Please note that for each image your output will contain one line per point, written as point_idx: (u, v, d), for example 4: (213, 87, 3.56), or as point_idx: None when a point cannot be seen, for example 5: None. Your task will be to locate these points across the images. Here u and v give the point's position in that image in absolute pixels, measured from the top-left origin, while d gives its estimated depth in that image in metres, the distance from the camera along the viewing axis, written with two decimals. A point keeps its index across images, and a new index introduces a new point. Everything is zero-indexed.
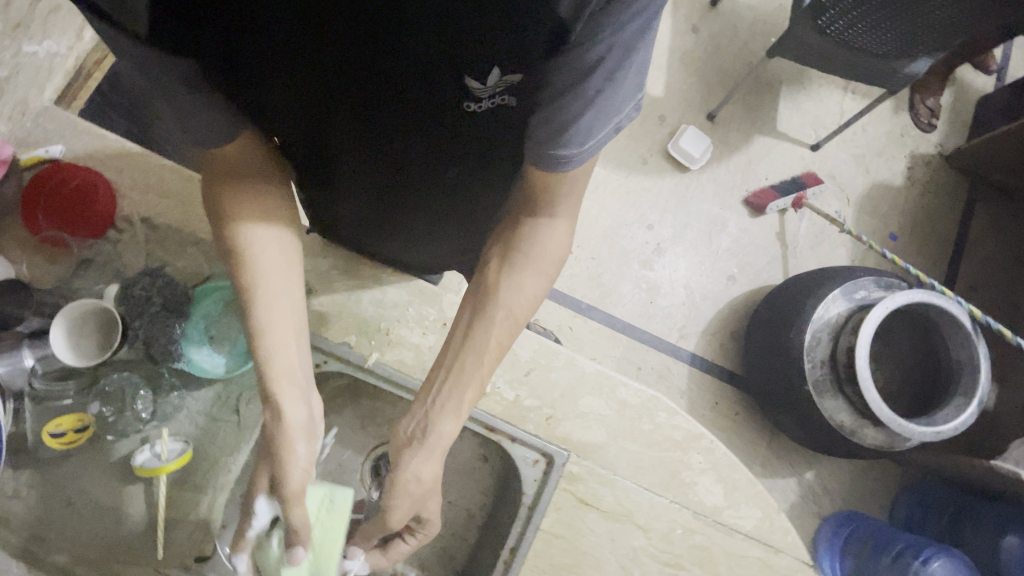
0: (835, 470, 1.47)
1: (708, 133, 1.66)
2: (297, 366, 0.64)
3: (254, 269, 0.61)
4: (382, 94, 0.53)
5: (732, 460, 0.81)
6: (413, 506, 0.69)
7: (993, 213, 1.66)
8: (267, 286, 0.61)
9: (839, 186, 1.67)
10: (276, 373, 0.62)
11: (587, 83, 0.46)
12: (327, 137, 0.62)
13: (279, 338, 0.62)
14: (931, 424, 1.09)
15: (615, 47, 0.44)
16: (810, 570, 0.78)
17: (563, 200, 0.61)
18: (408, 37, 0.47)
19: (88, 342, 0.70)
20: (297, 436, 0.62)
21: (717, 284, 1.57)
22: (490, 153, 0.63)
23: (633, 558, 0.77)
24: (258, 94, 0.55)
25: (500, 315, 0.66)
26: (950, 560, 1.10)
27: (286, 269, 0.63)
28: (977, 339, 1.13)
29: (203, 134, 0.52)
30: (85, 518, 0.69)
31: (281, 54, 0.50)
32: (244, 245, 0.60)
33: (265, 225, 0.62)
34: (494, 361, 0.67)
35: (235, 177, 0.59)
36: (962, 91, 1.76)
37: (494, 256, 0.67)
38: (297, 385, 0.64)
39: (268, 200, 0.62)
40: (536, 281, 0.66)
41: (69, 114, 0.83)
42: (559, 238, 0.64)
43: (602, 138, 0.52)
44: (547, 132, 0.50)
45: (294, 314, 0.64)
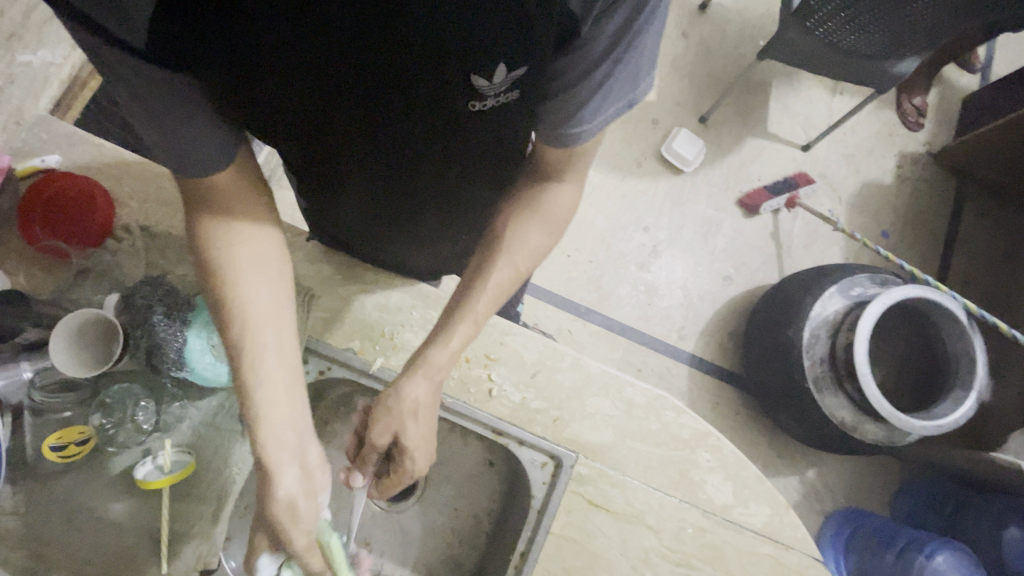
0: (836, 467, 1.47)
1: (700, 136, 1.68)
2: (290, 423, 0.60)
3: (240, 320, 0.58)
4: (383, 99, 0.52)
5: (740, 457, 0.81)
6: (392, 423, 0.67)
7: (981, 209, 1.69)
8: (256, 337, 0.58)
9: (831, 185, 1.69)
10: (266, 429, 0.59)
11: (597, 70, 0.50)
12: (331, 143, 0.60)
13: (270, 390, 0.59)
14: (931, 418, 1.11)
15: (618, 40, 0.48)
16: (822, 566, 0.78)
17: (572, 166, 0.63)
18: (410, 39, 0.46)
19: (88, 353, 0.68)
20: (296, 497, 0.59)
21: (714, 285, 1.58)
22: (499, 147, 0.63)
23: (644, 559, 0.76)
24: (258, 110, 0.54)
25: (502, 259, 0.67)
26: (953, 553, 1.10)
27: (276, 320, 0.60)
28: (973, 333, 1.14)
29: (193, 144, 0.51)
30: (84, 533, 0.67)
31: (279, 68, 0.48)
32: (231, 295, 0.58)
33: (250, 274, 0.59)
34: (492, 305, 0.68)
35: (217, 220, 0.58)
36: (948, 90, 1.79)
37: (501, 212, 0.69)
38: (291, 444, 0.60)
39: (256, 245, 0.60)
40: (540, 235, 0.67)
41: (67, 125, 0.83)
42: (567, 200, 0.67)
43: (613, 115, 0.56)
44: (562, 113, 0.54)
45: (286, 366, 0.60)
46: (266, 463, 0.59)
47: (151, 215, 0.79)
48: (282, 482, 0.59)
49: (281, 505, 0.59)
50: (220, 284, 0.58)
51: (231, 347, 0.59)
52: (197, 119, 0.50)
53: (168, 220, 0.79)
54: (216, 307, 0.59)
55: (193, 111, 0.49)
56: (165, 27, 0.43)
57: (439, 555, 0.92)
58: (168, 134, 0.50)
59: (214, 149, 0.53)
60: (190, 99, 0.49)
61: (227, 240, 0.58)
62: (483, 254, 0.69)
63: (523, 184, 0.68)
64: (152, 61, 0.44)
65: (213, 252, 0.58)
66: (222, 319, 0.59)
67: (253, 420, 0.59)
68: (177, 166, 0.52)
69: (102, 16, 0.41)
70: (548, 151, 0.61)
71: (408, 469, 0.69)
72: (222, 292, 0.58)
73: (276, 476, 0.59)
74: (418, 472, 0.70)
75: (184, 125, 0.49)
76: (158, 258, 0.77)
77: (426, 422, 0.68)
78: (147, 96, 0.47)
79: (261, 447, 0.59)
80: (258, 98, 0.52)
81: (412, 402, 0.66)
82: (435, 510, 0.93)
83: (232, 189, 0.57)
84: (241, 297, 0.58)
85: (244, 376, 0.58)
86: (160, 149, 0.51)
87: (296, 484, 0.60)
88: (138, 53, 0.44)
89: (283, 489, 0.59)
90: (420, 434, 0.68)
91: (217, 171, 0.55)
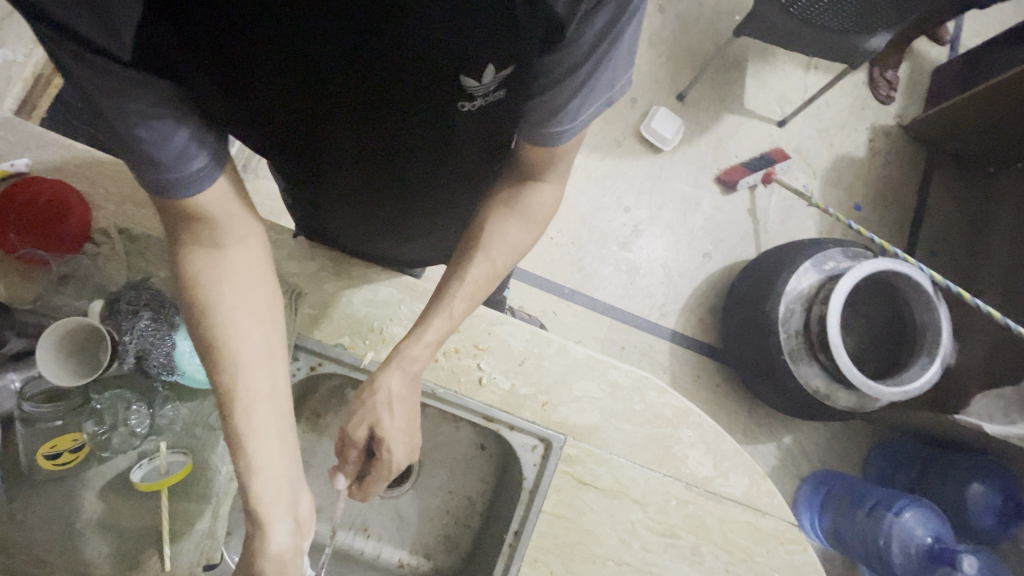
0: (811, 433, 1.54)
1: (679, 114, 1.69)
2: (282, 472, 0.61)
3: (231, 366, 0.58)
4: (376, 102, 0.54)
5: (720, 432, 0.86)
6: (367, 414, 0.69)
7: (949, 180, 1.74)
8: (248, 384, 0.58)
9: (806, 160, 1.72)
10: (259, 480, 0.59)
11: (578, 70, 0.51)
12: (316, 140, 0.61)
13: (262, 438, 0.59)
14: (899, 384, 1.17)
15: (600, 40, 0.49)
16: (797, 529, 0.83)
17: (552, 167, 0.65)
18: (401, 44, 0.47)
19: (76, 361, 0.68)
20: (284, 549, 0.61)
21: (693, 262, 1.61)
22: (489, 138, 0.64)
23: (632, 531, 0.80)
24: (248, 106, 0.54)
25: (481, 256, 0.69)
26: (920, 508, 1.17)
27: (269, 365, 0.60)
28: (938, 302, 1.20)
29: (174, 162, 0.49)
30: (85, 538, 0.68)
31: (270, 72, 0.50)
32: (222, 340, 0.58)
33: (239, 319, 0.58)
34: (469, 300, 0.69)
35: (202, 259, 0.57)
36: (918, 63, 1.82)
37: (482, 210, 0.71)
38: (284, 496, 0.61)
39: (246, 291, 0.60)
40: (518, 232, 0.69)
41: (36, 126, 0.81)
42: (547, 200, 0.68)
43: (591, 113, 0.57)
44: (542, 112, 0.56)
45: (277, 414, 0.61)
46: (259, 513, 0.59)
47: (130, 216, 0.78)
48: (273, 535, 0.59)
49: (272, 557, 0.60)
50: (209, 325, 0.58)
51: (220, 394, 0.59)
52: (180, 133, 0.49)
53: (147, 221, 0.78)
54: (206, 353, 0.59)
55: (182, 121, 0.48)
56: (154, 28, 0.43)
57: (435, 536, 0.95)
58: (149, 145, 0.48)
59: (200, 166, 0.51)
60: (175, 113, 0.48)
61: (215, 281, 0.58)
62: (460, 253, 0.71)
63: (504, 182, 0.69)
64: (135, 67, 0.43)
65: (203, 294, 0.58)
66: (213, 365, 0.58)
67: (244, 471, 0.59)
68: (157, 188, 0.51)
69: (81, 23, 0.40)
70: (529, 152, 0.62)
71: (387, 460, 0.69)
72: (211, 336, 0.58)
73: (269, 526, 0.59)
74: (397, 465, 0.70)
75: (169, 139, 0.48)
76: (139, 261, 0.77)
77: (403, 415, 0.69)
78: (125, 106, 0.45)
79: (252, 498, 0.59)
80: (247, 91, 0.52)
81: (386, 393, 0.68)
82: (429, 494, 0.96)
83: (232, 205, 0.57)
84: (233, 344, 0.58)
85: (234, 427, 0.58)
86: (141, 164, 0.50)
87: (286, 536, 0.61)
88: (121, 62, 0.43)
89: (275, 541, 0.60)
90: (397, 424, 0.69)
91: (206, 189, 0.53)
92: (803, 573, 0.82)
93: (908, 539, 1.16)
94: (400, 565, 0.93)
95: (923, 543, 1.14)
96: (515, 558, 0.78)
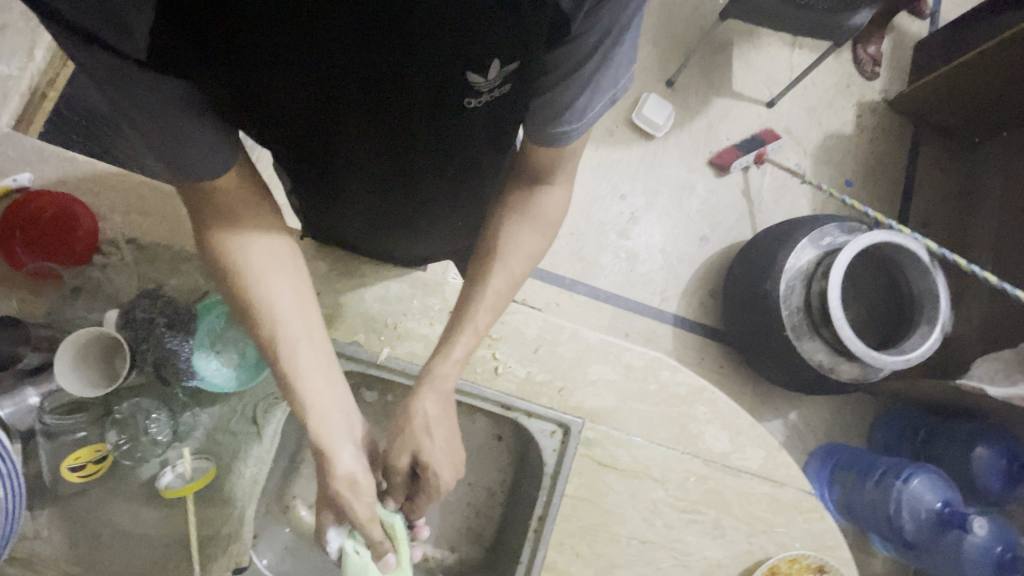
0: (816, 408, 1.56)
1: (669, 99, 1.70)
2: (335, 407, 0.62)
3: (268, 317, 0.59)
4: (385, 103, 0.55)
5: (733, 407, 0.87)
6: (409, 442, 0.69)
7: (936, 151, 1.76)
8: (287, 331, 0.60)
9: (796, 139, 1.74)
10: (316, 414, 0.61)
11: (585, 65, 0.53)
12: (329, 141, 0.62)
13: (311, 378, 0.61)
14: (902, 353, 1.19)
15: (606, 35, 0.51)
16: (813, 498, 0.85)
17: (562, 168, 0.67)
18: (410, 42, 0.48)
19: (94, 372, 0.68)
20: (360, 470, 0.62)
21: (691, 246, 1.63)
22: (496, 134, 0.65)
23: (653, 510, 0.81)
24: (262, 109, 0.55)
25: (498, 265, 0.70)
26: (928, 474, 1.18)
27: (302, 313, 0.62)
28: (935, 270, 1.22)
29: (190, 153, 0.51)
30: (114, 549, 0.68)
31: (281, 75, 0.51)
32: (258, 291, 0.59)
33: (271, 269, 0.60)
34: (492, 312, 0.70)
35: (230, 218, 0.58)
36: (901, 37, 1.85)
37: (495, 215, 0.72)
38: (341, 426, 0.63)
39: (274, 240, 0.61)
40: (533, 237, 0.70)
41: (37, 140, 0.80)
42: (559, 202, 0.70)
43: (598, 110, 0.58)
44: (550, 110, 0.57)
45: (318, 357, 0.62)
46: (319, 443, 0.61)
47: (137, 226, 0.78)
48: (340, 459, 0.61)
49: (344, 479, 0.61)
50: (243, 281, 0.59)
51: (263, 344, 0.60)
52: (199, 125, 0.50)
53: (154, 230, 0.78)
54: (241, 311, 0.60)
55: (197, 118, 0.50)
56: (166, 39, 0.44)
57: (457, 529, 0.96)
58: (171, 144, 0.50)
59: (217, 157, 0.53)
60: (190, 113, 0.50)
61: (245, 243, 0.59)
62: (478, 263, 0.72)
63: (513, 185, 0.71)
64: (150, 69, 0.45)
65: (232, 255, 0.59)
66: (250, 318, 0.60)
67: (300, 407, 0.60)
68: (180, 173, 0.53)
69: (99, 28, 0.42)
70: (541, 153, 0.64)
71: (434, 484, 0.69)
72: (246, 292, 0.59)
73: (333, 452, 0.61)
74: (443, 486, 0.70)
75: (186, 138, 0.50)
76: (149, 270, 0.76)
77: (442, 437, 0.69)
78: (144, 104, 0.47)
79: (312, 432, 0.60)
80: (259, 96, 0.53)
81: (421, 417, 0.69)
82: (449, 487, 0.97)
83: (243, 194, 0.59)
84: (268, 293, 0.59)
85: (284, 369, 0.60)
86: (166, 156, 0.51)
87: (353, 459, 0.62)
88: (137, 61, 0.44)
89: (343, 464, 0.61)
90: (438, 447, 0.69)
91: (222, 175, 0.55)
92: (823, 540, 0.84)
93: (918, 505, 1.17)
94: (425, 559, 0.94)
95: (933, 509, 1.16)
96: (541, 543, 0.78)
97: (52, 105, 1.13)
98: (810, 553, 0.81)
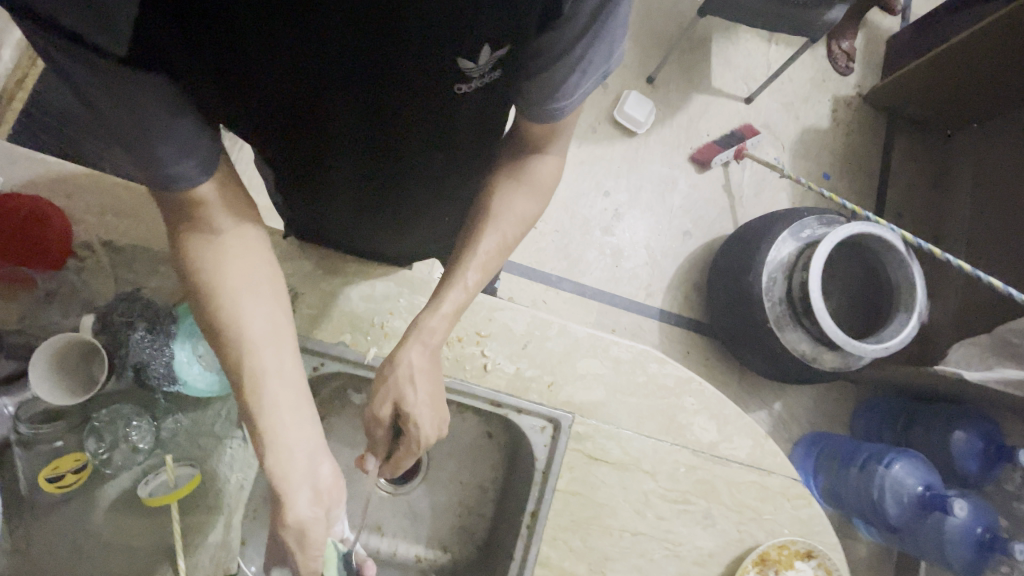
0: (799, 397, 1.59)
1: (650, 96, 1.71)
2: (299, 448, 0.59)
3: (240, 346, 0.57)
4: (378, 91, 0.54)
5: (720, 397, 0.88)
6: (391, 394, 0.68)
7: (909, 144, 1.81)
8: (255, 362, 0.57)
9: (774, 134, 1.77)
10: (275, 454, 0.58)
11: (576, 47, 0.53)
12: (321, 135, 0.61)
13: (274, 415, 0.58)
14: (881, 341, 1.22)
15: (597, 13, 0.51)
16: (800, 484, 0.86)
17: (555, 138, 0.67)
18: (401, 28, 0.47)
19: (70, 379, 0.66)
20: (310, 523, 0.59)
21: (675, 241, 1.64)
22: (486, 121, 0.65)
23: (645, 502, 0.82)
24: (253, 96, 0.55)
25: (491, 229, 0.70)
26: (909, 459, 1.21)
27: (275, 344, 0.59)
28: (910, 260, 1.25)
29: (166, 155, 0.50)
30: (95, 562, 0.66)
31: (264, 60, 0.50)
32: (226, 319, 0.57)
33: (242, 296, 0.58)
34: (482, 271, 0.70)
35: (201, 238, 0.57)
36: (873, 33, 1.89)
37: (486, 184, 0.72)
38: (302, 470, 0.59)
39: (245, 267, 0.59)
40: (526, 202, 0.70)
41: (7, 143, 0.78)
42: (551, 170, 0.70)
43: (588, 89, 0.59)
44: (544, 93, 0.58)
45: (288, 390, 0.59)
46: (275, 486, 0.58)
47: (113, 228, 0.76)
48: (293, 506, 0.58)
49: (291, 528, 0.58)
50: (212, 305, 0.57)
51: (234, 372, 0.58)
52: (178, 122, 0.49)
53: (131, 232, 0.76)
54: (213, 335, 0.58)
55: (177, 117, 0.49)
56: (151, 27, 0.43)
57: (449, 528, 0.95)
58: (148, 146, 0.49)
59: (195, 160, 0.52)
60: (168, 114, 0.48)
61: (216, 267, 0.57)
62: (470, 228, 0.72)
63: (505, 159, 0.71)
64: (130, 64, 0.44)
65: (204, 278, 0.57)
66: (219, 342, 0.58)
67: (259, 444, 0.58)
68: (154, 179, 0.52)
69: (80, 24, 0.41)
70: (532, 127, 0.65)
71: (415, 436, 0.68)
72: (217, 318, 0.57)
73: (287, 498, 0.58)
74: (425, 440, 0.69)
75: (169, 135, 0.49)
76: (127, 272, 0.74)
77: (426, 389, 0.69)
78: (126, 106, 0.47)
79: (268, 473, 0.58)
80: (249, 83, 0.53)
81: (407, 367, 0.68)
82: (440, 486, 0.96)
83: (223, 206, 0.58)
84: (238, 320, 0.57)
85: (247, 403, 0.58)
86: (145, 161, 0.50)
87: (307, 507, 0.59)
88: (114, 58, 0.43)
89: (296, 512, 0.58)
90: (421, 400, 0.68)
91: (201, 183, 0.55)
92: (811, 525, 0.85)
93: (900, 489, 1.20)
94: (417, 559, 0.93)
95: (915, 492, 1.18)
96: (534, 539, 0.78)
97: (21, 107, 1.10)
98: (798, 538, 0.83)
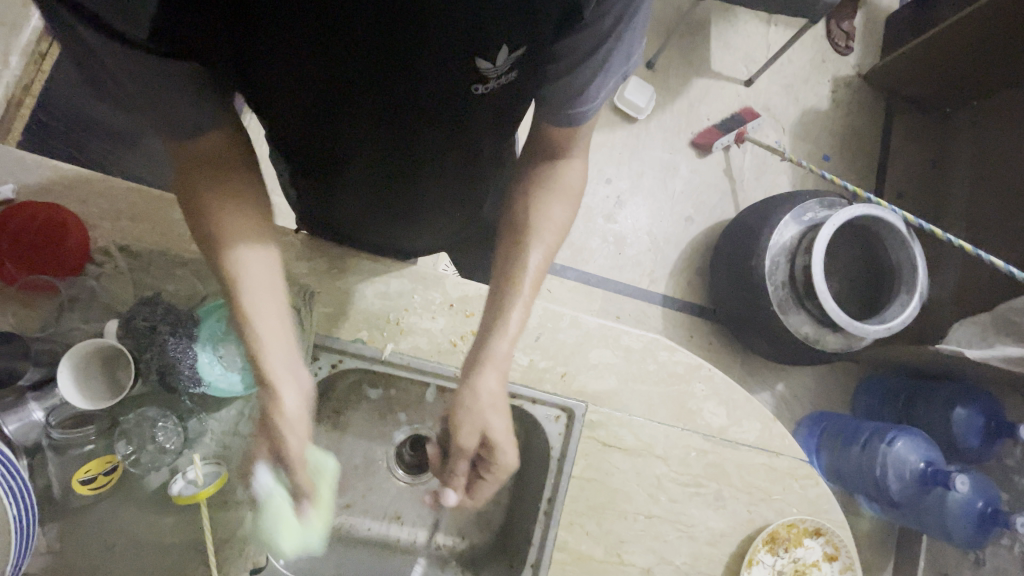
0: (802, 378, 1.61)
1: (649, 81, 1.71)
2: (291, 352, 0.63)
3: (231, 254, 0.60)
4: (397, 91, 0.55)
5: (729, 383, 0.90)
6: (477, 424, 0.69)
7: (909, 123, 1.81)
8: (247, 272, 0.61)
9: (774, 116, 1.77)
10: (267, 356, 0.61)
11: (601, 46, 0.55)
12: (343, 131, 0.62)
13: (269, 320, 0.61)
14: (883, 322, 1.24)
15: (621, 17, 0.52)
16: (807, 465, 0.88)
17: (579, 140, 0.69)
18: (423, 30, 0.49)
19: (95, 383, 0.67)
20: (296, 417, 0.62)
21: (677, 227, 1.65)
22: (502, 121, 0.65)
23: (658, 486, 0.84)
24: (271, 91, 0.56)
25: (535, 241, 0.71)
26: (911, 437, 1.22)
27: (266, 258, 0.62)
28: (912, 241, 1.27)
29: (171, 108, 0.53)
30: (130, 558, 0.68)
31: (288, 59, 0.51)
32: (221, 234, 0.60)
33: (238, 211, 0.61)
34: (536, 284, 0.71)
35: (201, 164, 0.59)
36: (872, 12, 1.88)
37: (518, 193, 0.73)
38: (292, 371, 0.63)
39: (244, 189, 0.62)
40: (563, 208, 0.72)
41: (18, 150, 0.78)
42: (576, 173, 0.72)
43: (611, 87, 0.60)
44: (569, 94, 0.59)
45: (279, 301, 0.63)
46: (268, 380, 0.61)
47: (129, 233, 0.77)
48: (285, 400, 0.61)
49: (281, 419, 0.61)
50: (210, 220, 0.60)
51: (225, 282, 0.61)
52: (187, 90, 0.52)
53: (146, 237, 0.77)
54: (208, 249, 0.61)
55: (186, 87, 0.52)
56: (170, 16, 0.46)
57: None
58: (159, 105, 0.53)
59: (202, 116, 0.55)
60: (182, 87, 0.52)
61: (216, 185, 0.60)
62: (514, 241, 0.72)
63: (535, 165, 0.73)
64: (151, 50, 0.48)
65: (201, 195, 0.59)
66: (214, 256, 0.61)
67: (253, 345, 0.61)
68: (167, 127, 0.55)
69: (103, 11, 0.45)
70: (554, 131, 0.67)
71: (500, 465, 0.71)
72: (213, 231, 0.60)
73: (279, 391, 0.61)
74: (509, 466, 0.72)
75: (175, 98, 0.52)
76: (144, 277, 0.76)
77: (506, 414, 0.70)
78: (144, 76, 0.50)
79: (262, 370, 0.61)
80: (268, 79, 0.54)
81: (488, 396, 0.68)
82: None
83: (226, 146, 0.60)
84: (231, 234, 0.60)
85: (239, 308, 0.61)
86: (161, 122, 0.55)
87: (297, 401, 0.62)
88: (135, 44, 0.47)
89: (286, 406, 0.61)
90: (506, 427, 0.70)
91: (208, 130, 0.57)
92: (818, 504, 0.88)
93: (902, 465, 1.22)
94: None
95: (916, 468, 1.21)
96: (552, 524, 0.81)
97: None
98: (806, 517, 0.85)
